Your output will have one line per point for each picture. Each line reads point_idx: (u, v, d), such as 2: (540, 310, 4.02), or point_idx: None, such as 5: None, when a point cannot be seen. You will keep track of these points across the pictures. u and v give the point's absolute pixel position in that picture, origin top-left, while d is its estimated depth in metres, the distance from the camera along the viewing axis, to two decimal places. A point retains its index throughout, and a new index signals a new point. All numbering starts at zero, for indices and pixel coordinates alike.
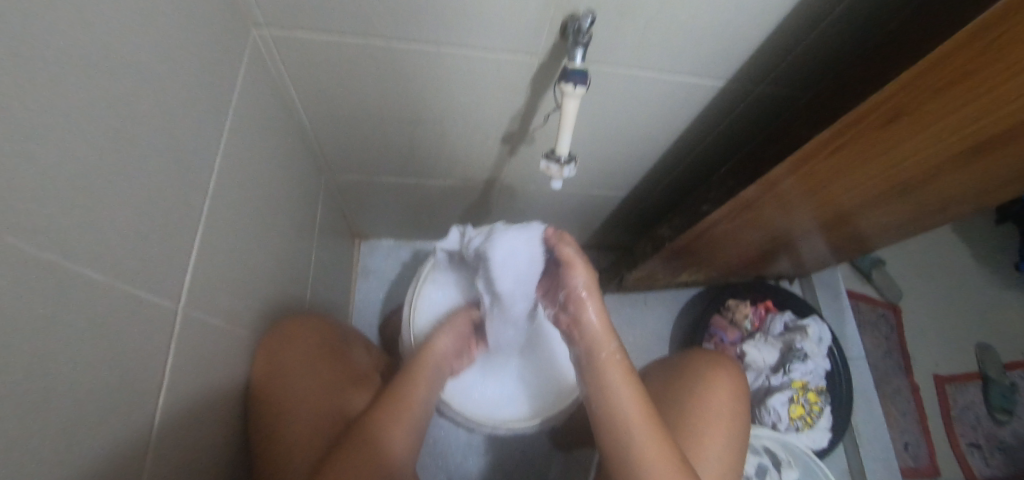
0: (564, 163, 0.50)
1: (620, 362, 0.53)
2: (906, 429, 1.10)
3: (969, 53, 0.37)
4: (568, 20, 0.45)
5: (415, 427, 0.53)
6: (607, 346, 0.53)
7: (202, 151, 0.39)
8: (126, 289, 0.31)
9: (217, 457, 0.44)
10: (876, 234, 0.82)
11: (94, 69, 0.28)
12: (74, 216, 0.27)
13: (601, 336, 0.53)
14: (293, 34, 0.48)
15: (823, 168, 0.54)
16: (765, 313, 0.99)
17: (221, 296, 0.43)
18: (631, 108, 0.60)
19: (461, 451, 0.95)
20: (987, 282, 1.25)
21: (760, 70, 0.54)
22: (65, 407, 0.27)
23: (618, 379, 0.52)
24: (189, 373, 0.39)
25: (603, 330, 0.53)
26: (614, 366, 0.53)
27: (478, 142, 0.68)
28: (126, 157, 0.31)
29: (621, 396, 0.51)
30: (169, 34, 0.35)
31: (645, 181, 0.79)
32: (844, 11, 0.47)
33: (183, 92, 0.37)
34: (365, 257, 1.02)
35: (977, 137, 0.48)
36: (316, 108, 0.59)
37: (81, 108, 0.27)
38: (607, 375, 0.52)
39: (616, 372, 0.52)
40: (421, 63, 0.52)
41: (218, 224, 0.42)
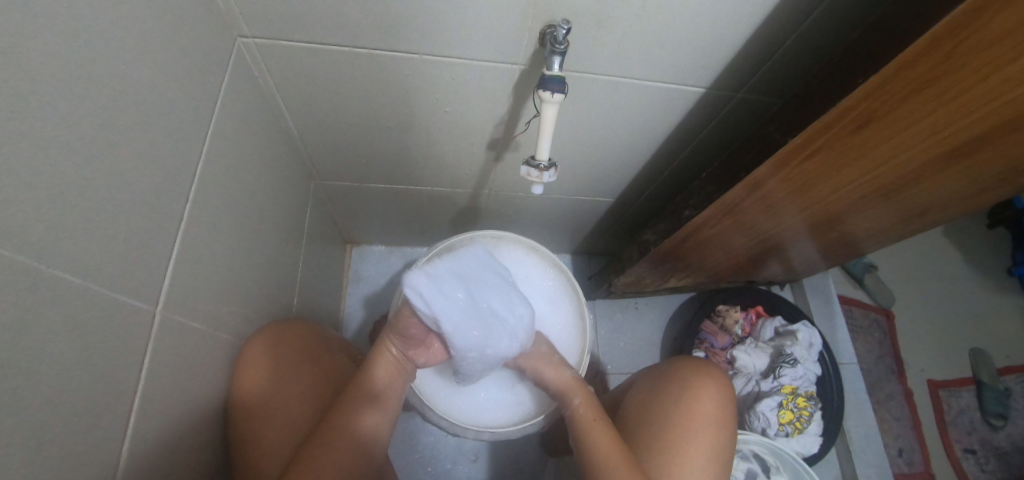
0: (544, 169, 0.51)
1: (591, 410, 0.58)
2: (899, 435, 1.10)
3: (933, 58, 0.38)
4: (546, 29, 0.46)
5: (384, 417, 0.55)
6: (576, 394, 0.60)
7: (184, 157, 0.40)
8: (103, 291, 0.32)
9: (196, 459, 0.44)
10: (863, 238, 0.82)
11: (72, 75, 0.28)
12: (49, 219, 0.27)
13: (570, 388, 0.61)
14: (278, 42, 0.49)
15: (802, 171, 0.55)
16: (755, 319, 1.00)
17: (202, 300, 0.44)
18: (613, 114, 0.61)
19: (451, 457, 0.94)
20: (979, 286, 1.26)
21: (738, 76, 0.55)
22: (38, 407, 0.27)
23: (593, 426, 0.56)
24: (168, 377, 0.39)
25: (572, 383, 0.61)
26: (587, 413, 0.58)
27: (463, 148, 0.69)
28: (104, 162, 0.31)
29: (597, 440, 0.55)
30: (151, 42, 0.35)
31: (632, 186, 0.79)
32: (817, 19, 0.47)
33: (164, 98, 0.37)
34: (356, 263, 1.03)
35: (951, 143, 0.48)
36: (302, 115, 0.60)
37: (57, 113, 0.28)
38: (580, 421, 0.57)
39: (591, 419, 0.57)
40: (404, 71, 0.53)
41: (199, 229, 0.43)
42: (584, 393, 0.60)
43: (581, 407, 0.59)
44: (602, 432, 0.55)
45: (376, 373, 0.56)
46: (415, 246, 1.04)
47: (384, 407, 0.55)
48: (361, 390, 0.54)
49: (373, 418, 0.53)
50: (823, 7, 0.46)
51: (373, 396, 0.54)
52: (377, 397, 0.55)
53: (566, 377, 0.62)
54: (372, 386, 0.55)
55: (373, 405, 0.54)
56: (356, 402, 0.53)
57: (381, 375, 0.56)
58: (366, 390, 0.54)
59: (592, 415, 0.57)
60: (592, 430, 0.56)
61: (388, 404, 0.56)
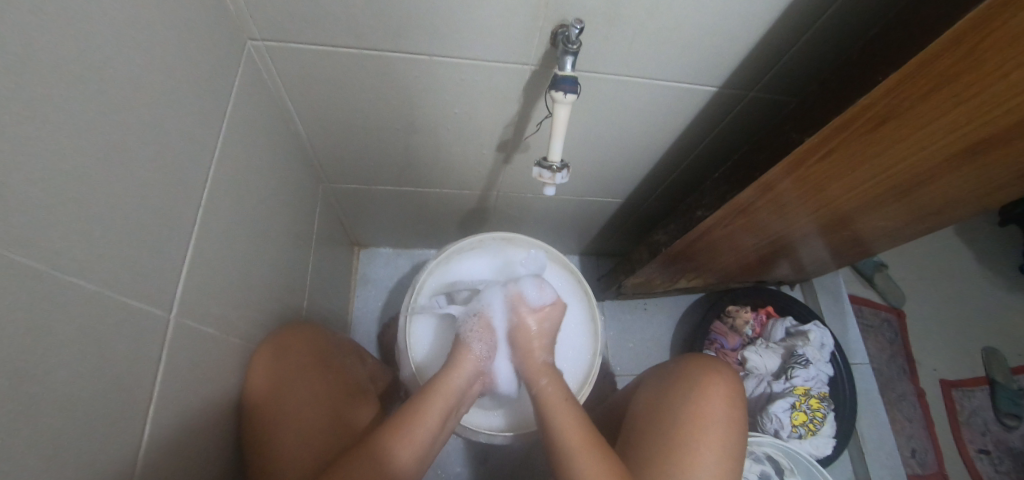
0: (557, 170, 0.51)
1: (558, 390, 0.54)
2: (912, 436, 1.09)
3: (955, 54, 0.37)
4: (558, 29, 0.46)
5: (420, 456, 0.49)
6: (545, 386, 0.54)
7: (195, 161, 0.40)
8: (117, 298, 0.32)
9: (209, 465, 0.44)
10: (874, 238, 0.81)
11: (86, 81, 0.28)
12: (65, 225, 0.27)
13: (539, 370, 0.57)
14: (288, 45, 0.48)
15: (817, 171, 0.54)
16: (766, 319, 1.00)
17: (214, 305, 0.43)
18: (623, 115, 0.60)
19: (461, 460, 0.94)
20: (992, 285, 1.24)
21: (750, 75, 0.54)
22: (54, 415, 0.27)
23: (557, 406, 0.52)
24: (181, 382, 0.39)
25: (542, 366, 0.57)
26: (552, 393, 0.54)
27: (473, 150, 0.68)
28: (119, 167, 0.31)
29: (559, 417, 0.51)
30: (162, 46, 0.35)
31: (641, 187, 0.79)
32: (832, 16, 0.47)
33: (176, 102, 0.37)
34: (364, 265, 1.03)
35: (968, 141, 0.48)
36: (311, 118, 0.60)
37: (72, 119, 0.27)
38: (542, 400, 0.53)
39: (555, 400, 0.53)
40: (415, 73, 0.53)
41: (211, 233, 0.43)
42: (551, 374, 0.56)
43: (547, 388, 0.54)
44: (568, 411, 0.52)
45: (434, 404, 0.52)
46: (423, 248, 1.04)
47: (424, 445, 0.49)
48: (410, 423, 0.49)
49: (409, 456, 0.48)
50: (837, 5, 0.45)
51: (420, 431, 0.49)
52: (422, 433, 0.49)
53: (539, 361, 0.58)
54: (424, 422, 0.50)
55: (416, 438, 0.49)
56: (398, 434, 0.48)
57: (436, 409, 0.51)
58: (414, 423, 0.49)
59: (559, 395, 0.53)
60: (556, 411, 0.51)
61: (429, 442, 0.50)
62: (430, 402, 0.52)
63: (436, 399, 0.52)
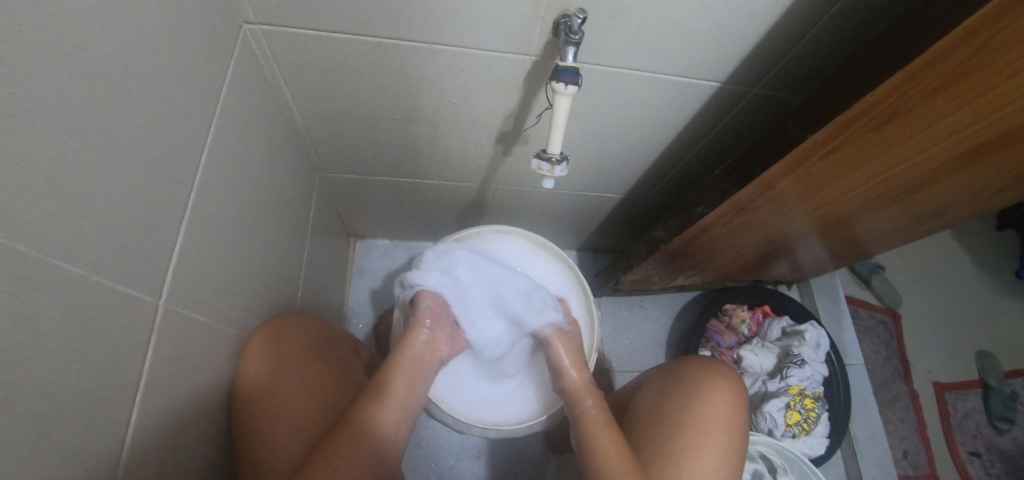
0: (556, 163, 0.50)
1: (600, 414, 0.55)
2: (904, 437, 1.09)
3: (961, 55, 0.37)
4: (560, 19, 0.45)
5: (401, 416, 0.52)
6: (587, 396, 0.57)
7: (188, 146, 0.39)
8: (105, 284, 0.31)
9: (198, 455, 0.43)
10: (874, 239, 0.81)
11: (73, 59, 0.27)
12: (49, 206, 0.26)
13: (581, 392, 0.57)
14: (284, 30, 0.47)
15: (818, 170, 0.54)
16: (762, 318, 1.00)
17: (206, 292, 0.43)
18: (625, 108, 0.59)
19: (454, 454, 0.94)
20: (987, 288, 1.24)
21: (754, 71, 0.54)
22: (38, 401, 0.26)
23: (601, 433, 0.53)
24: (171, 370, 0.38)
25: (583, 385, 0.58)
26: (597, 416, 0.55)
27: (471, 141, 0.68)
28: (107, 148, 0.30)
29: (605, 447, 0.52)
30: (154, 27, 0.34)
31: (641, 182, 0.78)
32: (840, 12, 0.46)
33: (168, 85, 0.36)
34: (360, 256, 1.02)
35: (972, 143, 0.47)
36: (308, 105, 0.59)
37: (58, 98, 0.27)
38: (587, 425, 0.54)
39: (598, 425, 0.54)
40: (414, 61, 0.52)
41: (203, 220, 0.42)
42: (594, 394, 0.57)
43: (591, 409, 0.55)
44: (609, 436, 0.53)
45: (397, 375, 0.54)
46: (420, 240, 1.03)
47: (400, 407, 0.52)
48: (381, 389, 0.52)
49: (388, 415, 0.51)
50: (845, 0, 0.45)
51: (391, 396, 0.52)
52: (395, 398, 0.52)
53: (578, 380, 0.58)
54: (393, 388, 0.53)
55: (392, 404, 0.52)
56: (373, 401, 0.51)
57: (403, 377, 0.54)
58: (385, 389, 0.52)
59: (602, 420, 0.54)
60: (598, 436, 0.53)
61: (405, 405, 0.53)
62: (394, 372, 0.54)
63: (398, 371, 0.54)
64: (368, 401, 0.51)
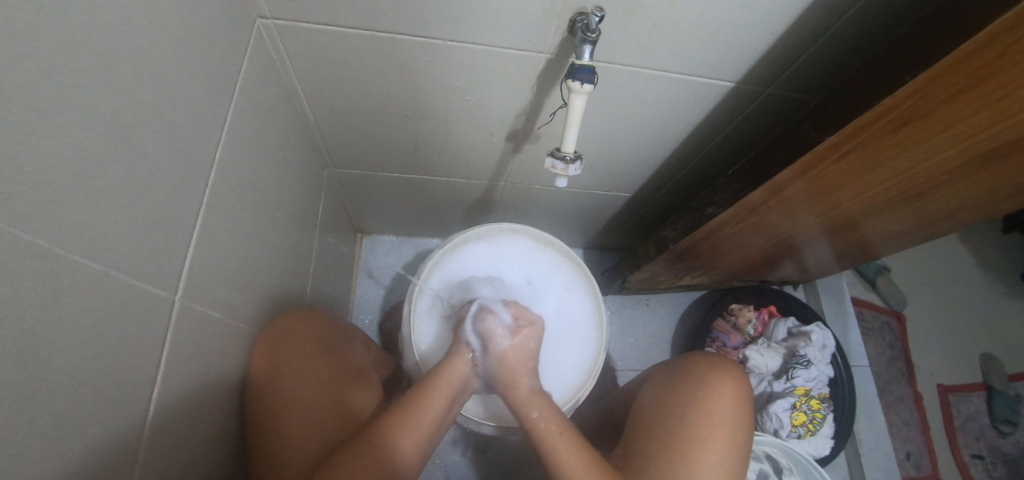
0: (569, 162, 0.50)
1: (551, 423, 0.50)
2: (908, 439, 1.09)
3: (983, 59, 0.37)
4: (577, 17, 0.45)
5: (427, 436, 0.50)
6: (533, 407, 0.52)
7: (203, 142, 0.39)
8: (124, 280, 0.31)
9: (211, 451, 0.43)
10: (883, 241, 0.80)
11: (93, 54, 0.27)
12: (71, 202, 0.26)
13: (527, 400, 0.52)
14: (298, 25, 0.47)
15: (832, 172, 0.53)
16: (768, 318, 0.99)
17: (219, 288, 0.43)
18: (637, 108, 0.59)
19: (459, 450, 0.94)
20: (993, 291, 1.24)
21: (769, 72, 0.53)
22: (59, 396, 0.26)
23: (559, 444, 0.48)
24: (186, 366, 0.38)
25: (531, 394, 0.53)
26: (547, 426, 0.50)
27: (482, 139, 0.67)
28: (126, 143, 0.30)
29: (565, 462, 0.47)
30: (172, 21, 0.34)
31: (651, 181, 0.78)
32: (858, 13, 0.46)
33: (185, 80, 0.36)
34: (367, 252, 1.02)
35: (989, 147, 0.46)
36: (319, 100, 0.59)
37: (80, 94, 0.26)
38: (541, 437, 0.49)
39: (551, 432, 0.49)
40: (428, 58, 0.52)
41: (217, 215, 0.42)
42: (541, 403, 0.52)
43: (540, 420, 0.50)
44: (567, 447, 0.48)
45: (436, 393, 0.52)
46: (426, 237, 1.03)
47: (430, 429, 0.50)
48: (417, 409, 0.50)
49: (415, 437, 0.48)
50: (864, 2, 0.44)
51: (425, 415, 0.50)
52: (429, 418, 0.50)
53: (525, 388, 0.53)
54: (430, 409, 0.50)
55: (423, 425, 0.49)
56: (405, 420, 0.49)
57: (441, 399, 0.51)
58: (421, 407, 0.50)
59: (554, 428, 0.50)
60: (554, 443, 0.49)
61: (436, 426, 0.51)
62: (435, 391, 0.52)
63: (441, 388, 0.52)
64: (401, 420, 0.49)
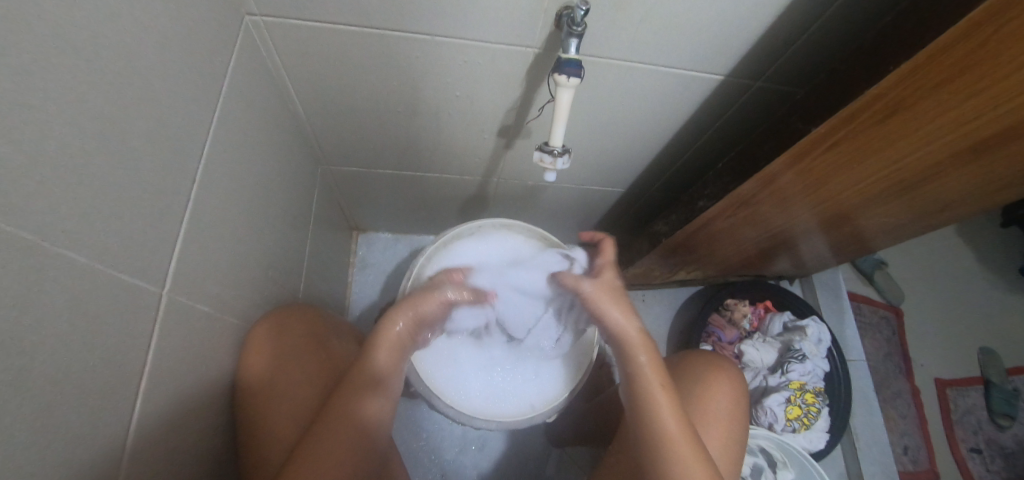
0: (558, 155, 0.50)
1: (655, 372, 0.53)
2: (905, 433, 1.09)
3: (964, 48, 0.37)
4: (562, 11, 0.45)
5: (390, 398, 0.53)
6: (642, 352, 0.54)
7: (191, 138, 0.39)
8: (112, 274, 0.31)
9: (203, 444, 0.44)
10: (877, 234, 0.80)
11: (78, 50, 0.28)
12: (55, 196, 0.27)
13: (637, 344, 0.55)
14: (287, 22, 0.47)
15: (821, 164, 0.53)
16: (764, 313, 1.00)
17: (209, 284, 0.43)
18: (626, 102, 0.59)
19: (455, 446, 0.94)
20: (990, 285, 1.24)
21: (756, 65, 0.54)
22: (43, 388, 0.27)
23: (656, 389, 0.52)
24: (174, 360, 0.38)
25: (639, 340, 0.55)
26: (650, 371, 0.53)
27: (473, 135, 0.67)
28: (111, 140, 0.31)
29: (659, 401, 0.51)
30: (158, 17, 0.34)
31: (644, 176, 0.78)
32: (843, 6, 0.46)
33: (172, 76, 0.36)
34: (362, 249, 1.02)
35: (976, 138, 0.47)
36: (310, 97, 0.59)
37: (64, 89, 0.27)
38: (642, 380, 0.53)
39: (652, 380, 0.52)
40: (416, 53, 0.52)
41: (207, 212, 0.42)
42: (648, 348, 0.55)
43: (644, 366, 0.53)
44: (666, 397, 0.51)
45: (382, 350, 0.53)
46: (421, 234, 1.04)
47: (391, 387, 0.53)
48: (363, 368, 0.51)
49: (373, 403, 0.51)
50: None
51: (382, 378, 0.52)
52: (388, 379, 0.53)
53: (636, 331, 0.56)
54: (374, 365, 0.52)
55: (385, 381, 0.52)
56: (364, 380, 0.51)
57: (387, 353, 0.53)
58: (365, 366, 0.52)
59: (657, 381, 0.52)
60: (655, 394, 0.51)
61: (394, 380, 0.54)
62: (376, 345, 0.53)
63: (386, 342, 0.54)
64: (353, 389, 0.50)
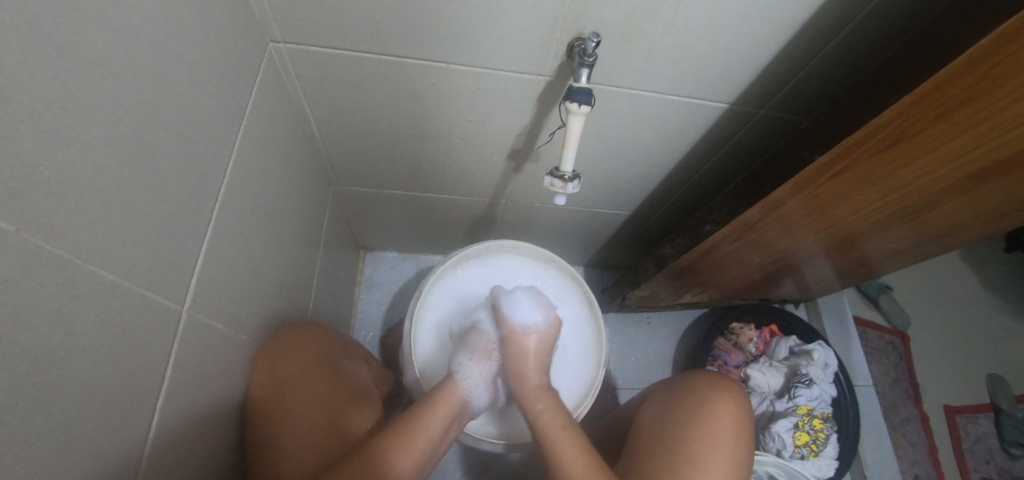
0: (568, 180, 0.51)
1: (554, 418, 0.51)
2: (915, 461, 1.07)
3: (963, 83, 0.38)
4: (574, 42, 0.47)
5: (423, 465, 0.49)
6: (539, 400, 0.54)
7: (215, 160, 0.40)
8: (137, 290, 0.32)
9: (212, 463, 0.44)
10: (881, 259, 0.81)
11: (116, 78, 0.29)
12: (91, 216, 0.28)
13: (534, 393, 0.55)
14: (308, 48, 0.49)
15: (826, 191, 0.55)
16: (770, 338, 0.99)
17: (225, 302, 0.44)
18: (634, 129, 0.61)
19: (459, 469, 0.93)
20: (997, 310, 1.23)
21: (761, 95, 0.55)
22: (67, 405, 0.27)
23: (561, 439, 0.50)
24: (189, 378, 0.39)
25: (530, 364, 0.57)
26: (550, 421, 0.51)
27: (483, 158, 0.69)
28: (143, 160, 0.32)
29: (566, 455, 0.48)
30: (191, 45, 0.36)
31: (649, 200, 0.79)
32: (844, 39, 0.48)
33: (200, 97, 0.38)
34: (369, 268, 1.03)
35: (976, 166, 0.47)
36: (327, 120, 0.61)
37: (102, 112, 0.28)
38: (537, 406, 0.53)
39: (551, 426, 0.51)
40: (432, 80, 0.54)
41: (226, 230, 0.43)
42: (547, 398, 0.54)
43: (543, 414, 0.52)
44: (569, 440, 0.49)
45: (438, 410, 0.52)
46: (429, 254, 1.05)
47: (431, 443, 0.50)
48: (414, 426, 0.49)
49: (412, 460, 0.47)
50: (848, 29, 0.47)
51: (423, 434, 0.49)
52: (428, 436, 0.50)
53: (535, 384, 0.56)
54: (428, 425, 0.50)
55: (420, 444, 0.49)
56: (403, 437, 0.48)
57: (440, 417, 0.51)
58: (416, 428, 0.50)
59: (557, 422, 0.51)
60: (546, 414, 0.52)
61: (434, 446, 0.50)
62: (433, 410, 0.52)
63: (438, 406, 0.52)
64: (394, 439, 0.48)
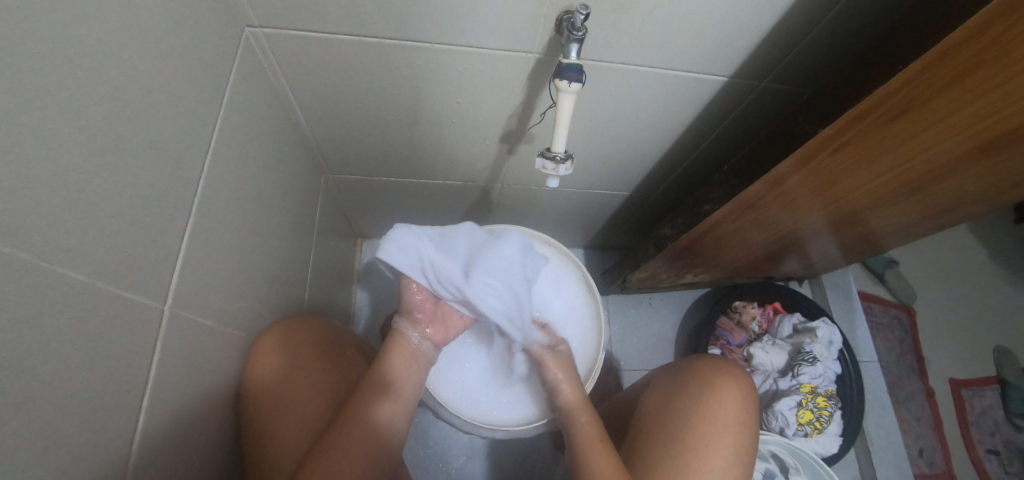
0: (560, 161, 0.49)
1: (595, 429, 0.53)
2: (919, 435, 1.07)
3: (975, 47, 0.36)
4: (563, 15, 0.44)
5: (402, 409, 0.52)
6: (582, 412, 0.55)
7: (192, 152, 0.39)
8: (112, 291, 0.31)
9: (207, 457, 0.44)
10: (887, 234, 0.79)
11: (76, 71, 0.27)
12: (53, 214, 0.26)
13: (576, 405, 0.56)
14: (287, 32, 0.47)
15: (830, 165, 0.52)
16: (773, 315, 0.98)
17: (212, 297, 0.43)
18: (630, 106, 0.59)
19: (462, 453, 0.94)
20: (1005, 283, 1.21)
21: (761, 66, 0.53)
22: (43, 409, 0.26)
23: (595, 446, 0.52)
24: (177, 375, 0.38)
25: (577, 401, 0.56)
26: (591, 431, 0.53)
27: (476, 141, 0.67)
28: (112, 154, 0.30)
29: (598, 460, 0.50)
30: (160, 34, 0.35)
31: (648, 180, 0.78)
32: (847, 7, 0.45)
33: (172, 87, 0.36)
34: (366, 257, 1.02)
35: (988, 136, 0.45)
36: (312, 107, 0.59)
37: (63, 106, 0.27)
38: (581, 440, 0.52)
39: (591, 437, 0.53)
40: (417, 62, 0.52)
41: (209, 225, 0.42)
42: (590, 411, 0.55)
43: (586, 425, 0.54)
44: (606, 453, 0.51)
45: (395, 364, 0.54)
46: None
47: (405, 397, 0.53)
48: (383, 378, 0.52)
49: (394, 406, 0.51)
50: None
51: (397, 386, 0.53)
52: (401, 387, 0.53)
53: (570, 394, 0.57)
54: (397, 376, 0.54)
55: (393, 392, 0.52)
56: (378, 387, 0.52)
57: (400, 366, 0.55)
58: (387, 380, 0.53)
59: (596, 435, 0.53)
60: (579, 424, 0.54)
61: (408, 395, 0.54)
62: (393, 360, 0.55)
63: (397, 359, 0.55)
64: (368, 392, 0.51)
